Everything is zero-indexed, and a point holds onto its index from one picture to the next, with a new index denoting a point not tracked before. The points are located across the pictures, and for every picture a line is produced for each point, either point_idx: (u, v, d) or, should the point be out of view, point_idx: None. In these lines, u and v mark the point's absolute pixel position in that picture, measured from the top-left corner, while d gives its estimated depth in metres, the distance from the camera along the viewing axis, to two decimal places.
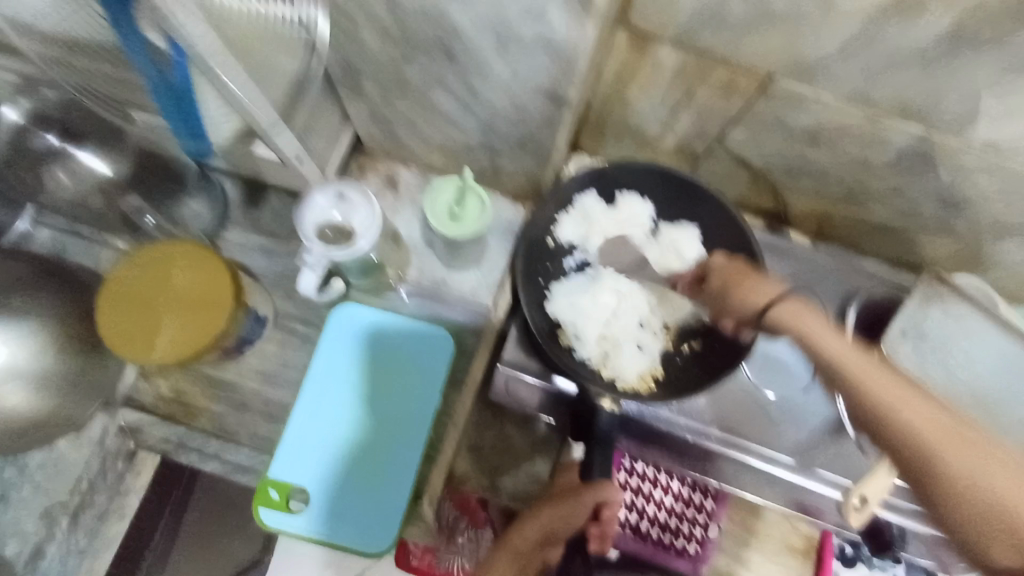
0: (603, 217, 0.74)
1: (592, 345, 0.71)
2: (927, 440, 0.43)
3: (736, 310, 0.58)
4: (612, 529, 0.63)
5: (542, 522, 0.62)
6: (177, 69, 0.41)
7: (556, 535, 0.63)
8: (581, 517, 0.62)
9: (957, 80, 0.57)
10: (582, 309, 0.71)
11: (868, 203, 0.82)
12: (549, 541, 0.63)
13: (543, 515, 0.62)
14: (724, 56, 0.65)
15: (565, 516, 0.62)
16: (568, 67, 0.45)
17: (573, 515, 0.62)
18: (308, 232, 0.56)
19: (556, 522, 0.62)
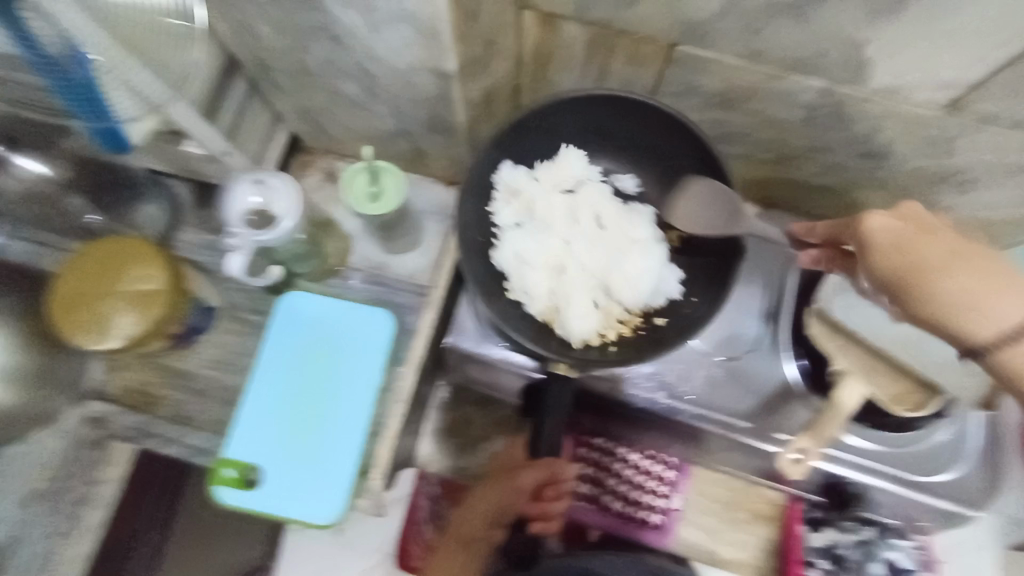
0: (544, 177, 0.77)
1: (541, 299, 0.74)
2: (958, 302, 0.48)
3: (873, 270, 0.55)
4: (552, 509, 0.70)
5: (489, 505, 0.73)
6: (77, 64, 0.46)
7: (501, 515, 0.72)
8: (521, 496, 0.71)
9: (832, 28, 0.60)
10: (531, 259, 0.75)
11: (796, 161, 0.85)
12: (497, 521, 0.72)
13: (489, 496, 0.73)
14: (621, 27, 0.70)
15: (505, 497, 0.72)
16: (436, 40, 0.50)
17: (514, 497, 0.71)
18: (233, 219, 0.61)
19: (500, 501, 0.72)
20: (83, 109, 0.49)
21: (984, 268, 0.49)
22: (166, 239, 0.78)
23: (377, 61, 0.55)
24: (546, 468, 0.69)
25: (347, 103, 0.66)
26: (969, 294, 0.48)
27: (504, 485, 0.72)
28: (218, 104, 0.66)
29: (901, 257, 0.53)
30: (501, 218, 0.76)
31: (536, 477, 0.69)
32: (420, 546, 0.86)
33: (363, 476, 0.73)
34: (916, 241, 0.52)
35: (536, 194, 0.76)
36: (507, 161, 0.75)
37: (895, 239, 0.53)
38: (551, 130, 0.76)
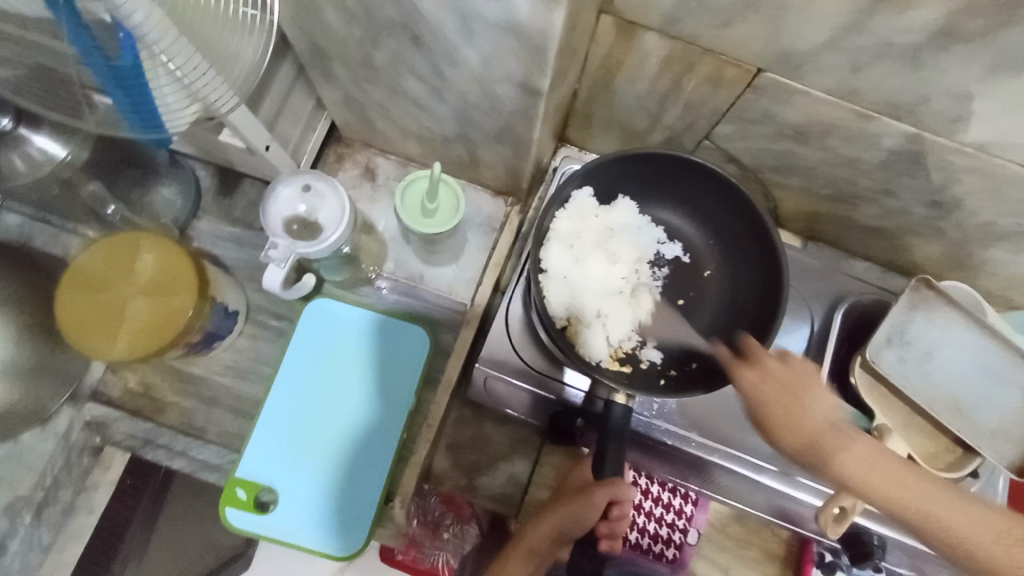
0: (604, 214, 0.75)
1: (563, 309, 0.71)
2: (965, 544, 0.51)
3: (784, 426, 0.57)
4: (620, 527, 0.64)
5: (552, 522, 0.66)
6: (125, 54, 0.41)
7: (567, 533, 0.66)
8: (592, 516, 0.63)
9: (945, 75, 0.55)
10: (568, 277, 0.72)
11: (857, 201, 0.82)
12: (561, 539, 0.67)
13: (554, 514, 0.67)
14: (709, 46, 0.64)
15: (573, 514, 0.65)
16: (539, 53, 0.44)
17: (583, 514, 0.64)
18: (273, 227, 0.54)
19: (567, 521, 0.65)
20: (120, 96, 0.44)
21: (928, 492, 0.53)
22: (182, 227, 0.71)
23: (458, 64, 0.49)
24: (615, 487, 0.62)
25: (407, 101, 0.59)
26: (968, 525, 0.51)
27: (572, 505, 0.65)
28: (259, 90, 0.58)
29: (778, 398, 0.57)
30: (557, 227, 0.73)
31: (608, 496, 0.62)
32: (405, 540, 0.81)
33: (386, 503, 0.67)
34: (808, 404, 0.57)
35: (592, 225, 0.74)
36: (587, 185, 0.73)
37: (762, 392, 0.58)
38: (615, 176, 0.73)
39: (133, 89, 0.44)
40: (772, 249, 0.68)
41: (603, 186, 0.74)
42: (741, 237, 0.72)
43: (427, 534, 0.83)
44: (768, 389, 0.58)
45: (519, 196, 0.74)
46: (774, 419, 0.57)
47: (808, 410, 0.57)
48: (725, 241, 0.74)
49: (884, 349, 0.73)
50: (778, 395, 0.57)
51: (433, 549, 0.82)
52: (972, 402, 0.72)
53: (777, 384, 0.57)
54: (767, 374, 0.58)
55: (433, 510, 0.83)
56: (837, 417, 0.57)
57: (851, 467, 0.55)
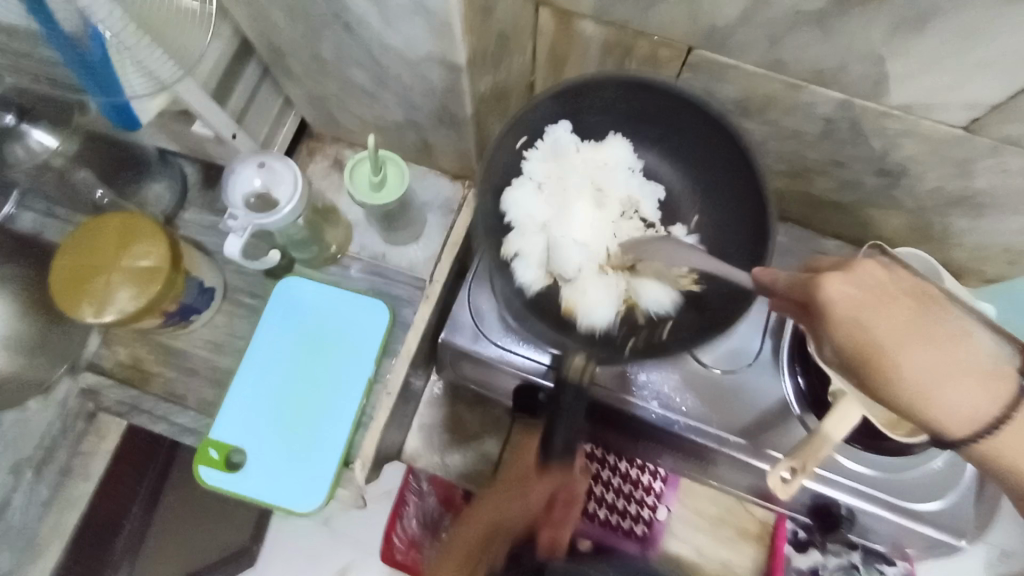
0: (586, 151, 0.68)
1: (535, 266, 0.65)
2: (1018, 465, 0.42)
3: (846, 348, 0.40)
4: (568, 517, 0.64)
5: (491, 507, 0.68)
6: (93, 46, 0.49)
7: (501, 522, 0.67)
8: (528, 504, 0.64)
9: (854, 39, 0.58)
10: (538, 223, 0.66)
11: (812, 176, 0.83)
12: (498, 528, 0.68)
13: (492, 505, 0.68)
14: (640, 29, 0.68)
15: (506, 508, 0.66)
16: (445, 28, 0.49)
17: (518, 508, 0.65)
18: (234, 202, 0.60)
19: (499, 508, 0.67)
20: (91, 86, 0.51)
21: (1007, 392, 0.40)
22: (170, 217, 0.79)
23: (387, 48, 0.55)
24: (561, 477, 0.61)
25: (357, 90, 0.65)
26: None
27: (511, 491, 0.66)
28: (226, 86, 0.65)
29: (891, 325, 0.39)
30: (527, 168, 0.66)
31: (549, 489, 0.62)
32: (404, 540, 0.87)
33: (346, 466, 0.71)
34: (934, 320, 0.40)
35: (569, 167, 0.67)
36: (564, 120, 0.66)
37: (864, 313, 0.39)
38: (587, 109, 0.66)
39: (101, 80, 0.50)
40: (757, 201, 0.61)
41: (582, 118, 0.67)
42: (727, 177, 0.64)
43: (426, 533, 0.88)
44: (901, 305, 0.40)
45: (475, 180, 0.78)
46: (885, 326, 0.39)
47: (917, 356, 0.39)
48: (709, 182, 0.67)
49: None
50: (908, 311, 0.40)
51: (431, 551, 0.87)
52: None
53: (862, 294, 0.39)
54: (862, 273, 0.40)
55: (429, 508, 0.88)
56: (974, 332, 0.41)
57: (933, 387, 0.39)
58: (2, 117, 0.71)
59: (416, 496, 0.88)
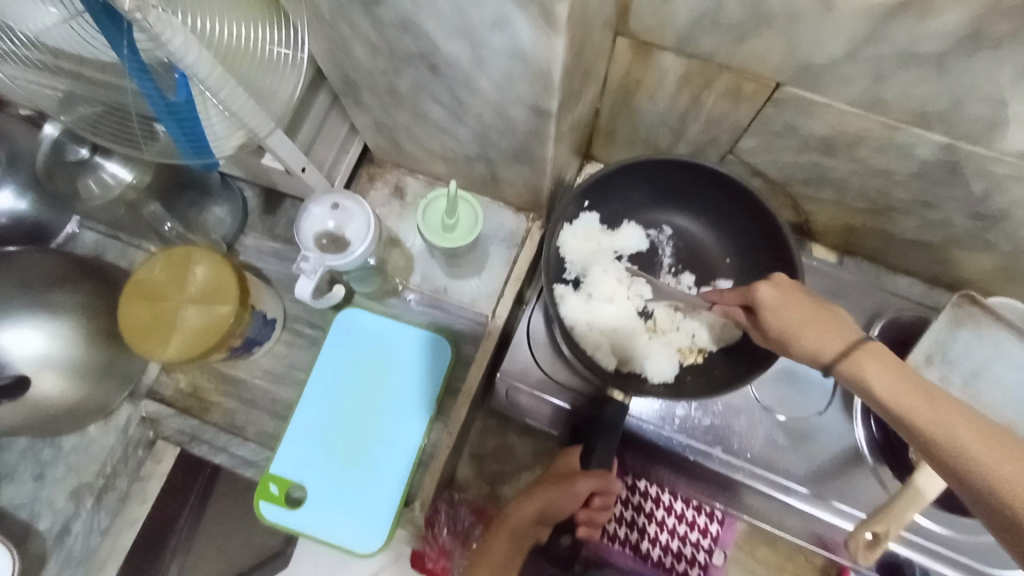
0: (609, 234, 0.75)
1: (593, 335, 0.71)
2: None
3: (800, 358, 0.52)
4: (600, 517, 0.67)
5: (538, 504, 0.68)
6: (179, 90, 0.48)
7: (548, 516, 0.68)
8: (571, 504, 0.66)
9: (974, 80, 0.53)
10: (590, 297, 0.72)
11: (894, 214, 0.78)
12: (543, 520, 0.69)
13: (537, 497, 0.68)
14: (725, 62, 0.64)
15: (556, 501, 0.67)
16: (543, 76, 0.46)
17: (566, 503, 0.66)
18: (306, 241, 0.59)
19: (548, 505, 0.67)
20: (175, 127, 0.50)
21: (989, 433, 0.41)
22: (230, 243, 0.78)
23: (474, 90, 0.52)
24: (600, 479, 0.65)
25: (430, 124, 0.63)
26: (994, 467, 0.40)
27: (556, 490, 0.67)
28: (297, 117, 0.64)
29: (797, 317, 0.51)
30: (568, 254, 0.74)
31: (592, 487, 0.65)
32: (433, 547, 0.80)
33: (406, 506, 0.71)
34: (864, 360, 0.48)
35: (600, 248, 0.74)
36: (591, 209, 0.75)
37: (784, 308, 0.52)
38: (627, 188, 0.75)
39: (186, 122, 0.50)
40: (788, 253, 0.69)
41: (613, 208, 0.77)
42: (759, 248, 0.73)
43: (457, 544, 0.82)
44: (813, 321, 0.51)
45: (539, 212, 0.76)
46: (812, 340, 0.50)
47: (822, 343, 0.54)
48: (743, 250, 0.75)
49: (925, 367, 0.69)
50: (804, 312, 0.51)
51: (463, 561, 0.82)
52: None
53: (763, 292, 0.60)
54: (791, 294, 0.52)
55: (461, 519, 0.83)
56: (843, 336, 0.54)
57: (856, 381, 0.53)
58: (78, 150, 0.75)
59: (446, 507, 0.83)
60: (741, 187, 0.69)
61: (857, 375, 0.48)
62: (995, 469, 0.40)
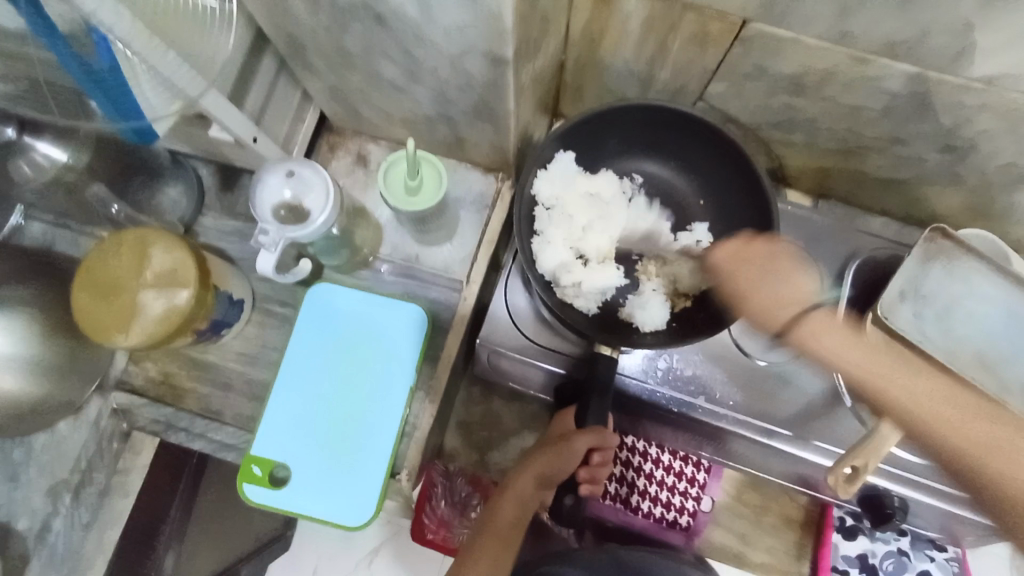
0: (586, 179, 0.74)
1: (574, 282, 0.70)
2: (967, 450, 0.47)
3: (760, 309, 0.56)
4: (601, 472, 0.69)
5: (536, 469, 0.68)
6: (101, 55, 0.43)
7: (550, 479, 0.68)
8: (572, 464, 0.67)
9: (940, 5, 0.52)
10: (565, 242, 0.71)
11: (866, 153, 0.77)
12: (546, 485, 0.69)
13: (537, 461, 0.68)
14: (690, 2, 0.61)
15: (556, 463, 0.67)
16: (494, 21, 0.43)
17: (566, 463, 0.66)
18: (263, 214, 0.56)
19: (548, 469, 0.67)
20: (99, 95, 0.46)
21: (936, 394, 0.50)
22: (188, 224, 0.75)
23: (424, 42, 0.49)
24: (597, 434, 0.66)
25: (385, 84, 0.60)
26: (988, 437, 0.47)
27: (554, 454, 0.67)
28: (243, 84, 0.60)
29: (750, 267, 0.59)
30: (541, 198, 0.73)
31: (588, 444, 0.66)
32: (433, 519, 0.84)
33: (392, 477, 0.71)
34: (781, 270, 0.57)
35: (575, 191, 0.73)
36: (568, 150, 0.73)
37: (738, 268, 0.59)
38: (598, 132, 0.72)
39: (113, 92, 0.46)
40: (762, 192, 0.68)
41: (586, 152, 0.74)
42: (732, 186, 0.72)
43: (454, 513, 0.85)
44: (756, 253, 0.59)
45: (508, 172, 0.74)
46: (754, 299, 0.57)
47: (770, 291, 0.57)
48: (716, 189, 0.74)
49: (897, 303, 0.69)
50: (747, 274, 0.58)
51: (461, 528, 0.84)
52: (997, 356, 0.68)
53: (742, 245, 0.60)
54: (741, 251, 0.59)
55: (458, 491, 0.84)
56: (805, 299, 0.57)
57: (829, 349, 0.55)
58: (4, 131, 0.70)
59: (441, 480, 0.84)
60: (710, 127, 0.68)
61: (806, 338, 0.55)
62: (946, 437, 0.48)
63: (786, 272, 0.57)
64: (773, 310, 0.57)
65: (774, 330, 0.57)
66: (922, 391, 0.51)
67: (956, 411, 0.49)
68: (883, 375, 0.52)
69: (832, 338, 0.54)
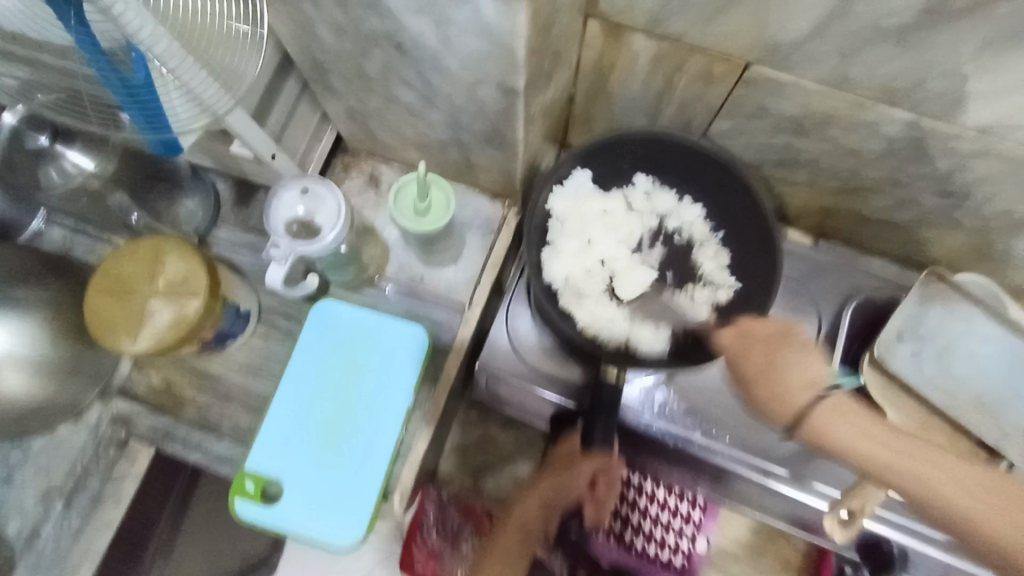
0: (599, 198, 0.75)
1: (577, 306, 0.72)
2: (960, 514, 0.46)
3: (774, 398, 0.52)
4: (608, 496, 0.66)
5: (541, 492, 0.68)
6: (137, 68, 0.45)
7: (553, 502, 0.68)
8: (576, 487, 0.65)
9: (934, 55, 0.54)
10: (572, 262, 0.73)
11: (866, 194, 0.79)
12: (549, 508, 0.68)
13: (541, 486, 0.68)
14: (696, 43, 0.64)
15: (559, 487, 0.66)
16: (508, 51, 0.46)
17: (570, 486, 0.65)
18: (276, 229, 0.58)
19: (552, 493, 0.67)
20: (133, 109, 0.48)
21: (940, 457, 0.48)
22: (203, 236, 0.77)
23: (441, 70, 0.52)
24: (604, 459, 0.63)
25: (401, 109, 0.62)
26: (966, 505, 0.46)
27: (560, 477, 0.66)
28: (266, 104, 0.63)
29: (763, 359, 0.53)
30: (553, 211, 0.73)
31: (594, 468, 0.63)
32: (422, 551, 0.77)
33: (385, 498, 0.71)
34: (787, 365, 0.52)
35: (586, 209, 0.74)
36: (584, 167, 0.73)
37: (744, 362, 0.54)
38: (615, 153, 0.74)
39: (145, 104, 0.48)
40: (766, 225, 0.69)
41: (602, 169, 0.75)
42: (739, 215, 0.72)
43: (445, 542, 0.79)
44: (788, 357, 0.52)
45: (515, 199, 0.76)
46: (766, 399, 0.52)
47: (799, 380, 0.51)
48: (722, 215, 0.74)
49: (895, 342, 0.71)
50: (764, 360, 0.53)
51: (452, 563, 0.78)
52: (994, 399, 0.68)
53: (767, 330, 0.54)
54: (745, 334, 0.55)
55: (450, 520, 0.80)
56: (822, 381, 0.52)
57: (844, 438, 0.50)
58: (38, 138, 0.75)
59: (430, 506, 0.80)
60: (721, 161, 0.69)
61: (820, 436, 0.50)
62: (953, 500, 0.46)
63: (804, 361, 0.52)
64: (785, 399, 0.51)
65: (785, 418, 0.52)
66: (926, 460, 0.48)
67: (961, 484, 0.46)
68: (889, 435, 0.50)
69: (844, 425, 0.50)
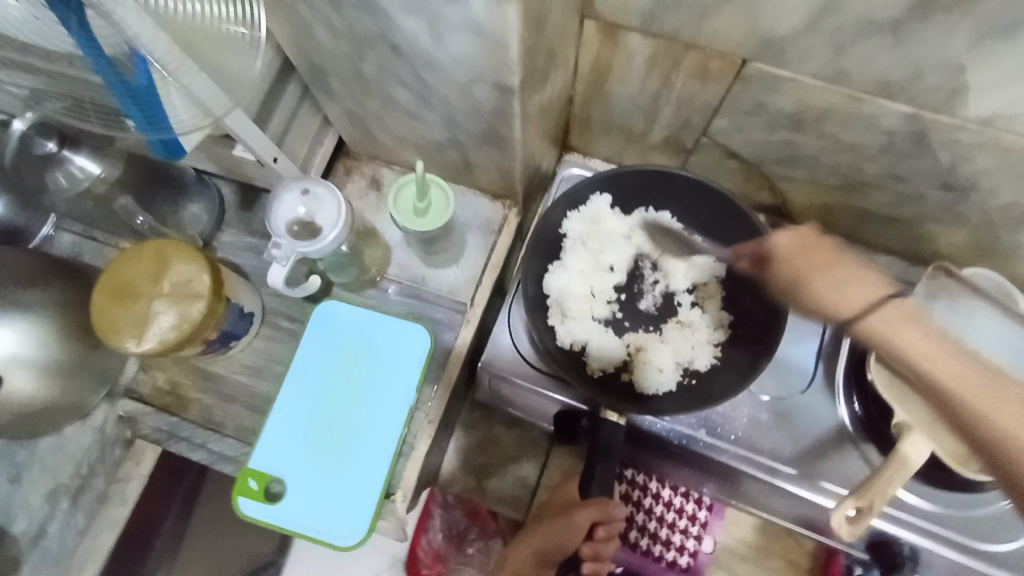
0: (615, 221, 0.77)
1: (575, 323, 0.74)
2: (961, 394, 0.50)
3: (814, 306, 0.55)
4: (607, 550, 0.63)
5: (536, 542, 0.68)
6: (138, 71, 0.47)
7: (549, 556, 0.67)
8: (572, 538, 0.64)
9: (928, 46, 0.54)
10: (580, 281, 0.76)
11: (868, 190, 0.79)
12: (545, 563, 0.67)
13: (537, 536, 0.68)
14: (691, 40, 0.65)
15: (556, 537, 0.65)
16: (499, 49, 0.46)
17: (564, 537, 0.64)
18: (277, 228, 0.59)
19: (548, 543, 0.66)
20: (134, 110, 0.49)
21: (964, 369, 0.51)
22: (207, 239, 0.78)
23: (435, 69, 0.52)
24: (600, 507, 0.63)
25: (399, 110, 0.63)
26: (969, 391, 0.50)
27: (555, 524, 0.66)
28: (267, 108, 0.64)
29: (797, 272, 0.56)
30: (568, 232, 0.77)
31: (591, 517, 0.63)
32: (428, 551, 0.87)
33: (387, 499, 0.71)
34: (825, 275, 0.55)
35: (603, 231, 0.77)
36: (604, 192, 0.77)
37: (800, 257, 0.56)
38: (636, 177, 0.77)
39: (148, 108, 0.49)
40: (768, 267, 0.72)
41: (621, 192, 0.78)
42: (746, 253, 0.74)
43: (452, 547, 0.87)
44: (844, 269, 0.55)
45: (515, 199, 0.77)
46: (816, 290, 0.55)
47: (836, 286, 0.55)
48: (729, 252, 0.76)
49: None
50: (818, 261, 0.56)
51: (458, 563, 0.87)
52: None
53: (795, 241, 0.57)
54: (789, 251, 0.57)
55: (456, 522, 0.87)
56: (880, 291, 0.54)
57: (900, 341, 0.53)
58: (46, 144, 0.76)
59: (439, 513, 0.87)
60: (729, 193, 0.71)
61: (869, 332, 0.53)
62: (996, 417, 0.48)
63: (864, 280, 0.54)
64: (836, 304, 0.55)
65: (839, 321, 0.54)
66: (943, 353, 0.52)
67: (956, 373, 0.51)
68: (907, 325, 0.53)
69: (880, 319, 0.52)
